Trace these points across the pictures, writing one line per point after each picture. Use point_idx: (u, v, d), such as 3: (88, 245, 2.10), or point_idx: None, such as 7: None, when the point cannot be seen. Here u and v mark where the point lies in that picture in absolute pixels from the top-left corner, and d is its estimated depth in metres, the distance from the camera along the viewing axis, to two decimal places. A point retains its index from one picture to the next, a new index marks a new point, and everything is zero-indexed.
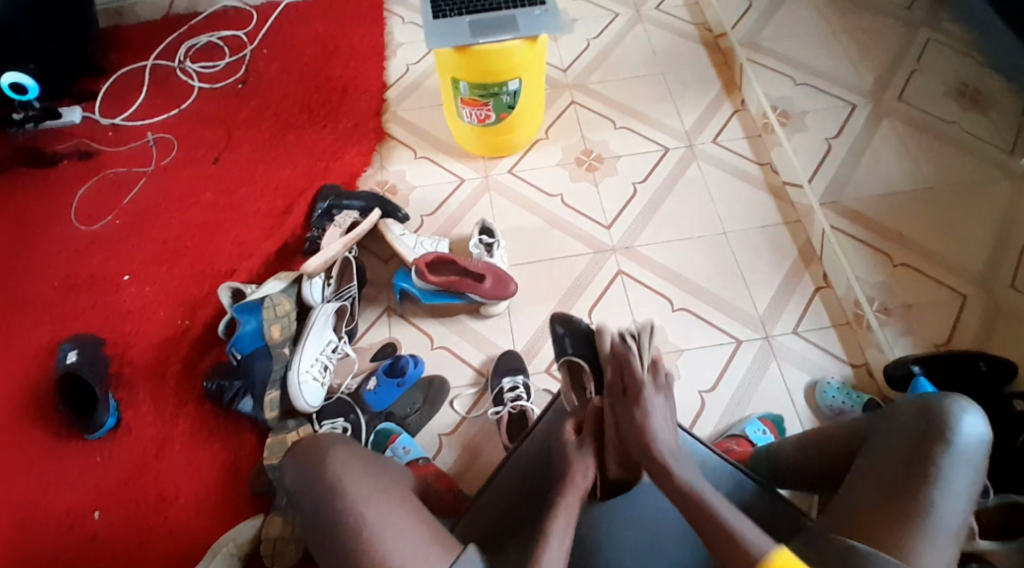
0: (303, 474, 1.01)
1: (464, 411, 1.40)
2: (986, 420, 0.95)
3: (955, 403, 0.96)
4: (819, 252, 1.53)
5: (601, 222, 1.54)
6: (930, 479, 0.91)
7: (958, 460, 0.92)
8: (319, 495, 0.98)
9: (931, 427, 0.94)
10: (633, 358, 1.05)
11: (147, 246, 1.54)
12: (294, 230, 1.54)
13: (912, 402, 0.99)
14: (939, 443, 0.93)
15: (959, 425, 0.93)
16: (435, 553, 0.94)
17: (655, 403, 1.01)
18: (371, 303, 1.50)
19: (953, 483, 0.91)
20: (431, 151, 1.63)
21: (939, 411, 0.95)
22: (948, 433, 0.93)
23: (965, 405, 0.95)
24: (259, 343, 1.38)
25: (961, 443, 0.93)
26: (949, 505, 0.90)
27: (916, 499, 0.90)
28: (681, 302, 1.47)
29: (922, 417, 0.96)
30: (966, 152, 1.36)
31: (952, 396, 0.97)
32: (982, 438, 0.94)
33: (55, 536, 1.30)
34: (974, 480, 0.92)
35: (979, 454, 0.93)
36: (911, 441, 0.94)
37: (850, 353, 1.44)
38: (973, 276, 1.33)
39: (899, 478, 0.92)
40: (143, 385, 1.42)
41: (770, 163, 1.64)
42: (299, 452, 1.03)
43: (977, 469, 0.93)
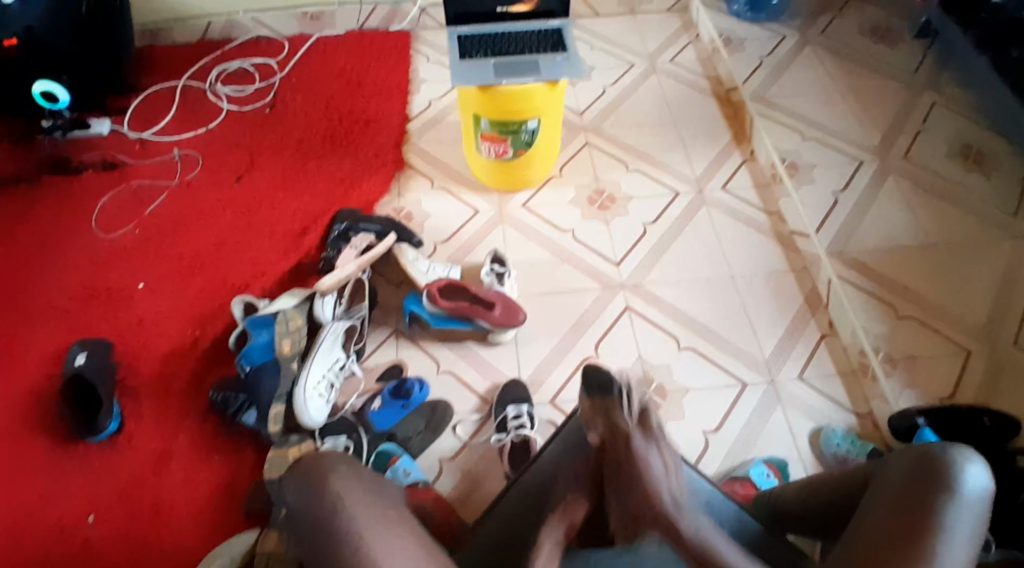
0: (303, 488, 1.01)
1: (466, 438, 1.39)
2: (989, 471, 0.96)
3: (960, 453, 0.96)
4: (825, 299, 1.53)
5: (610, 259, 1.57)
6: (935, 525, 0.90)
7: (963, 508, 0.91)
8: (319, 514, 0.98)
9: (935, 475, 0.94)
10: (622, 413, 0.90)
11: (164, 258, 1.57)
12: (310, 250, 1.56)
13: (915, 452, 0.99)
14: (943, 490, 0.92)
15: (964, 475, 0.93)
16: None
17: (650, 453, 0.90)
18: (379, 325, 1.52)
19: (956, 530, 0.90)
20: (447, 183, 1.67)
21: (943, 460, 0.95)
22: (952, 482, 0.93)
23: (969, 455, 0.96)
24: (268, 357, 1.40)
25: (966, 494, 0.93)
26: (952, 554, 0.88)
27: (918, 543, 0.89)
28: (688, 341, 1.48)
29: (926, 466, 0.96)
30: (956, 205, 1.48)
31: (956, 448, 0.98)
32: (985, 489, 0.93)
33: (47, 538, 1.29)
34: (977, 530, 0.91)
35: (982, 504, 0.93)
36: (911, 488, 0.94)
37: (856, 402, 1.43)
38: (975, 330, 1.39)
39: (900, 521, 0.92)
40: (147, 393, 1.42)
41: (778, 212, 1.65)
42: (298, 470, 1.04)
43: (981, 520, 0.92)
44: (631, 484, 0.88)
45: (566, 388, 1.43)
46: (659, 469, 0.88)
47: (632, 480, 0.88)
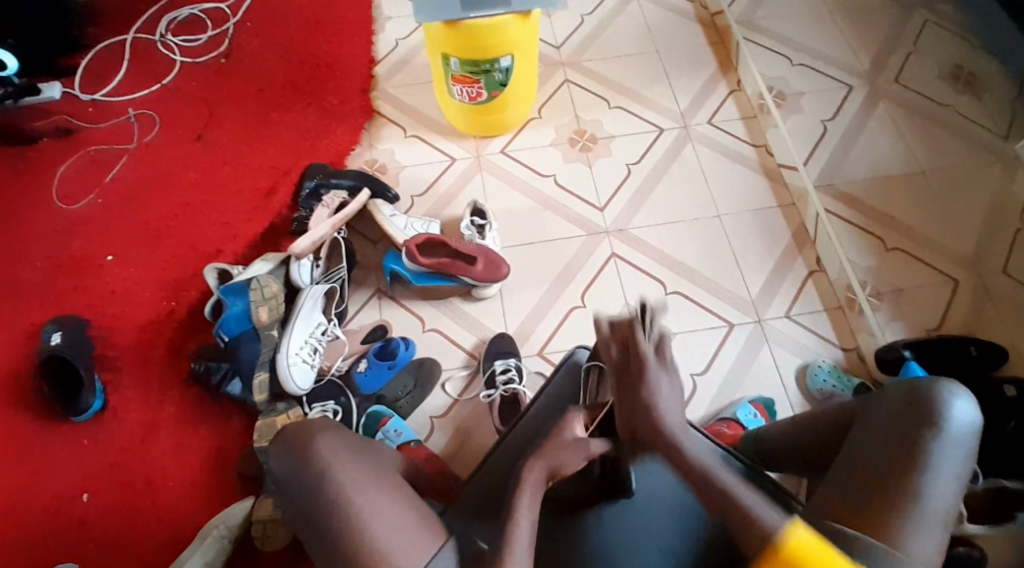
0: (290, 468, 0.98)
1: (455, 394, 1.39)
2: (977, 405, 0.96)
3: (946, 387, 0.96)
4: (812, 234, 1.50)
5: (594, 204, 1.53)
6: (920, 464, 0.91)
7: (947, 445, 0.92)
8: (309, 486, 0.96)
9: (921, 412, 0.94)
10: (640, 336, 0.94)
11: (130, 226, 1.51)
12: (281, 210, 1.51)
13: (902, 386, 0.99)
14: (928, 428, 0.93)
15: (949, 410, 0.94)
16: (421, 545, 0.92)
17: (661, 382, 0.93)
18: (360, 285, 1.49)
19: (941, 467, 0.91)
20: (421, 131, 1.60)
21: (930, 395, 0.95)
22: (938, 418, 0.93)
23: (954, 389, 0.96)
24: (245, 326, 1.38)
25: (952, 428, 0.93)
26: (937, 488, 0.90)
27: (903, 481, 0.90)
28: (674, 285, 1.46)
29: (911, 400, 0.96)
30: (950, 132, 1.49)
31: (943, 381, 0.98)
32: (973, 422, 0.94)
33: (43, 517, 1.30)
34: (963, 464, 0.92)
35: (970, 440, 0.93)
36: (899, 423, 0.95)
37: (842, 337, 1.42)
38: (964, 261, 1.41)
39: (888, 458, 0.92)
40: (127, 368, 1.41)
41: (765, 144, 1.59)
42: (284, 433, 1.01)
43: (966, 454, 0.93)
44: (639, 410, 0.92)
45: (553, 338, 1.41)
46: (663, 392, 0.93)
47: (636, 394, 0.93)
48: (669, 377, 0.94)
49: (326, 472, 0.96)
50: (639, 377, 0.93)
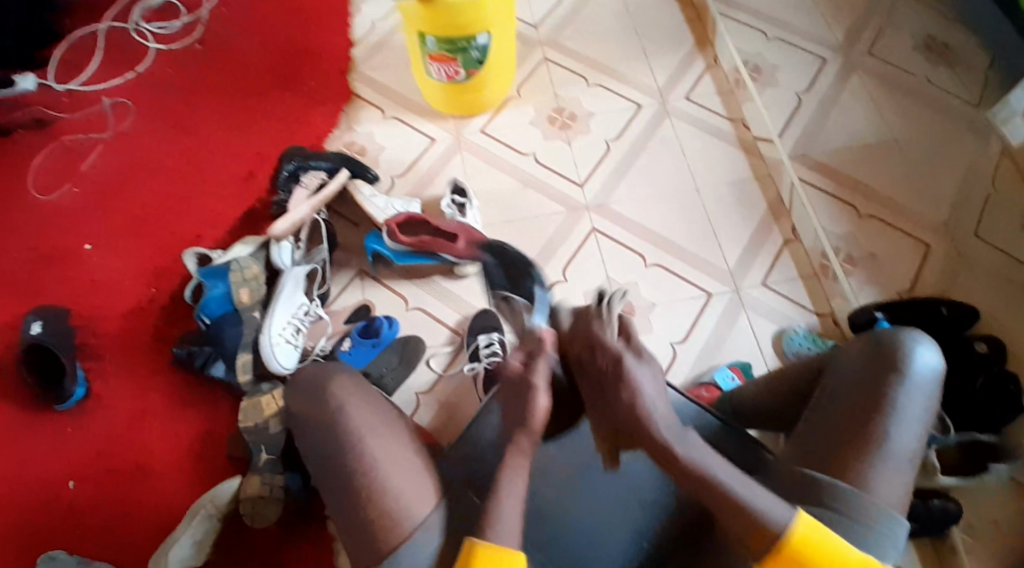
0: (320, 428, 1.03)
1: (440, 370, 1.41)
2: (940, 351, 1.00)
3: (908, 335, 1.00)
4: (788, 205, 1.51)
5: (574, 181, 1.54)
6: (885, 408, 0.95)
7: (912, 389, 0.96)
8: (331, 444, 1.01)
9: (886, 359, 0.99)
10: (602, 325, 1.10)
11: (108, 215, 1.50)
12: (260, 194, 1.52)
13: (867, 336, 1.03)
14: (893, 373, 0.97)
15: (913, 356, 0.98)
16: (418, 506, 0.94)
17: (641, 379, 1.04)
18: (341, 268, 1.49)
19: (905, 410, 0.95)
20: (399, 111, 1.61)
21: (893, 343, 0.99)
22: (902, 364, 0.98)
23: (917, 337, 1.00)
24: (226, 308, 1.40)
25: (916, 373, 0.97)
26: (903, 430, 0.94)
27: (871, 425, 0.95)
28: (654, 257, 1.47)
29: (876, 349, 1.00)
30: (922, 100, 1.56)
31: (905, 331, 1.02)
32: (936, 368, 0.98)
33: (32, 504, 1.30)
34: (928, 406, 0.97)
35: (934, 384, 0.98)
36: (865, 371, 0.99)
37: (817, 303, 1.44)
38: (936, 226, 1.46)
39: (855, 405, 0.97)
40: (111, 355, 1.41)
41: (742, 118, 1.60)
42: (299, 383, 1.08)
43: (931, 396, 0.97)
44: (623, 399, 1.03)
45: None
46: (645, 382, 1.04)
47: (616, 392, 1.04)
48: (648, 376, 1.05)
49: None
50: (619, 377, 1.04)
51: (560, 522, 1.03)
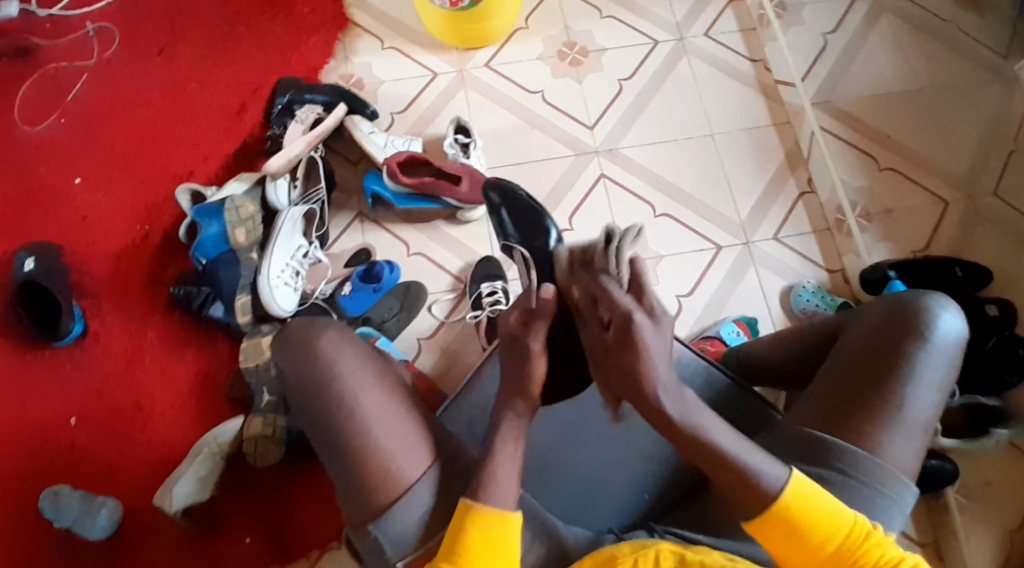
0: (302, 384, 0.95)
1: (442, 316, 1.39)
2: (964, 316, 0.97)
3: (934, 300, 0.97)
4: (806, 155, 1.47)
5: (584, 123, 1.48)
6: (904, 373, 0.92)
7: (933, 356, 0.93)
8: (309, 403, 0.94)
9: (909, 323, 0.95)
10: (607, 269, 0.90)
11: (98, 148, 1.47)
12: (252, 129, 1.48)
13: (890, 299, 0.99)
14: (916, 338, 0.94)
15: (937, 323, 0.94)
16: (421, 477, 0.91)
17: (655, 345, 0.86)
18: (340, 209, 1.45)
19: (925, 376, 0.92)
20: (400, 43, 1.54)
21: (918, 308, 0.96)
22: (926, 329, 0.94)
23: (943, 303, 0.97)
24: (222, 249, 1.35)
25: (939, 339, 0.94)
26: (919, 396, 0.92)
27: (888, 389, 0.92)
28: (663, 207, 1.43)
29: (899, 312, 0.96)
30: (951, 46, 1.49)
31: (929, 294, 0.98)
32: (959, 334, 0.95)
33: (32, 441, 1.31)
34: (947, 374, 0.94)
35: (955, 351, 0.95)
36: (885, 333, 0.95)
37: (828, 259, 1.41)
38: (955, 182, 1.41)
39: (873, 368, 0.93)
40: (107, 293, 1.39)
41: (764, 60, 1.53)
42: (286, 334, 0.98)
43: (951, 364, 0.94)
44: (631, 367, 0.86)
45: (543, 258, 1.39)
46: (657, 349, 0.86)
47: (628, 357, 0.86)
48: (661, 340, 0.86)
49: (321, 394, 0.94)
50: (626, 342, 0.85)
51: (560, 480, 1.05)
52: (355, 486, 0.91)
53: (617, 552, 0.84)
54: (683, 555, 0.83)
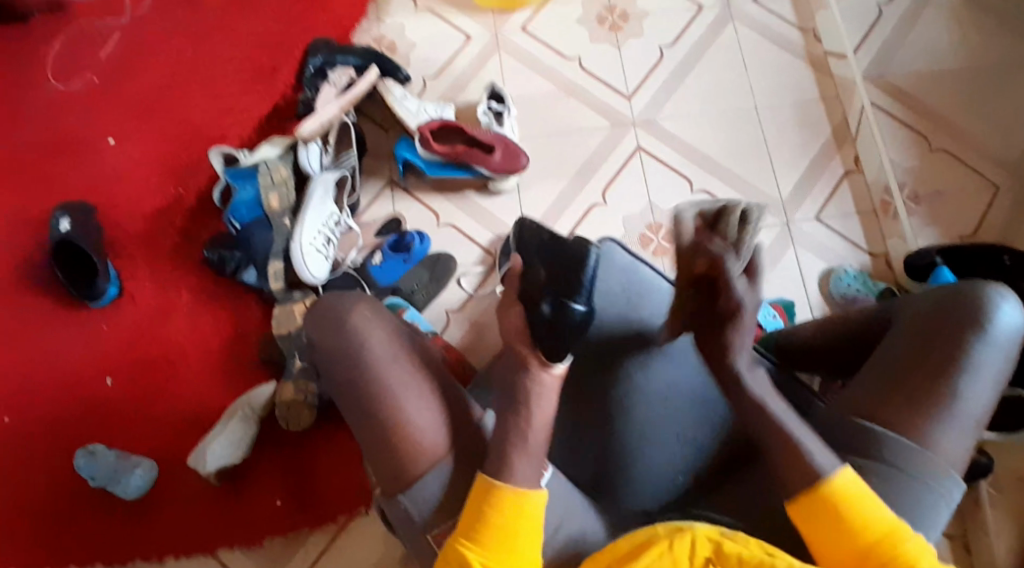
0: (335, 370, 0.93)
1: (471, 290, 1.38)
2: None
3: (994, 289, 0.92)
4: (854, 131, 1.41)
5: (621, 92, 1.44)
6: (959, 363, 0.88)
7: (991, 346, 0.89)
8: (339, 390, 0.93)
9: (966, 311, 0.90)
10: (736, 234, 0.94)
11: (130, 107, 1.46)
12: (285, 92, 1.47)
13: (947, 287, 0.94)
14: (973, 328, 0.89)
15: (997, 313, 0.90)
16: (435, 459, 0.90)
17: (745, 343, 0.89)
18: (372, 175, 1.44)
19: (981, 368, 0.88)
20: (434, 3, 1.52)
21: (977, 295, 0.91)
22: (984, 318, 0.89)
23: (1003, 292, 0.92)
24: (257, 213, 1.36)
25: (998, 330, 0.89)
26: (975, 388, 0.87)
27: (941, 377, 0.88)
28: (702, 182, 1.39)
29: (956, 300, 0.92)
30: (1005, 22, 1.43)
31: (989, 282, 0.93)
32: (1019, 326, 0.90)
33: (69, 398, 1.34)
34: (1004, 367, 0.89)
35: (1015, 342, 0.90)
36: (942, 319, 0.91)
37: (871, 242, 1.37)
38: (1007, 165, 1.36)
39: (927, 356, 0.89)
40: (140, 253, 1.40)
41: (814, 27, 1.48)
42: (316, 310, 0.97)
43: (1010, 358, 0.89)
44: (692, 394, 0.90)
45: (575, 231, 1.37)
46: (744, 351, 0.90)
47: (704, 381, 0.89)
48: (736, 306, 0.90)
49: (357, 382, 0.91)
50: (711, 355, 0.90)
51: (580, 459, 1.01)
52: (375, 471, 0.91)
53: (654, 531, 0.81)
54: (720, 543, 0.79)
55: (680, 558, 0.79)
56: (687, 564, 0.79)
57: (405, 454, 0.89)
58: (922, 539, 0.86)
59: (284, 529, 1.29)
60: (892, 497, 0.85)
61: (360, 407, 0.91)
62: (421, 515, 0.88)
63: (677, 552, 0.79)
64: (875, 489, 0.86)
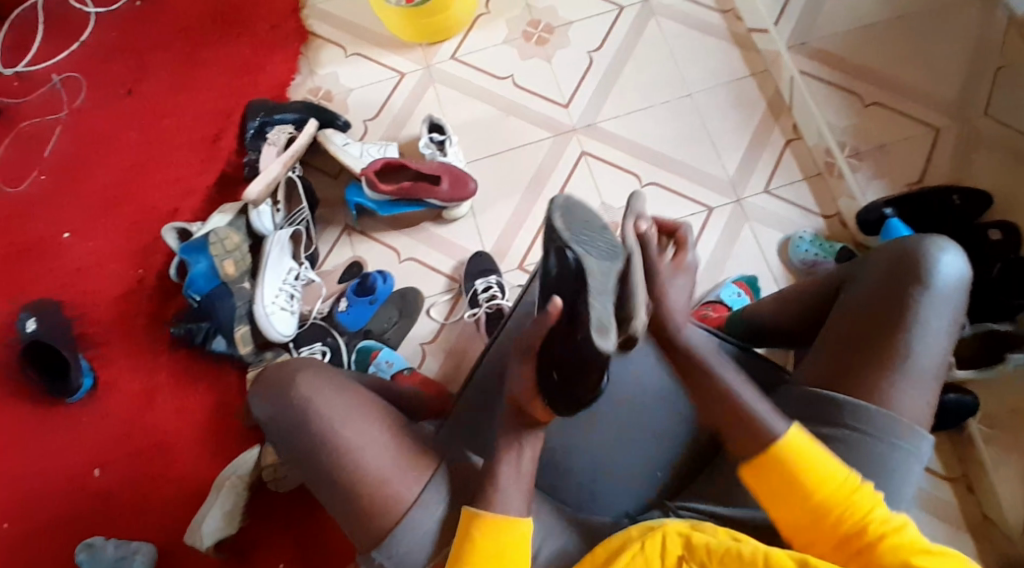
0: (299, 422, 0.95)
1: (442, 318, 1.38)
2: (966, 257, 0.92)
3: (933, 243, 0.92)
4: (789, 101, 1.44)
5: (558, 101, 1.46)
6: (908, 322, 0.89)
7: (936, 301, 0.90)
8: (308, 441, 0.94)
9: (906, 270, 0.91)
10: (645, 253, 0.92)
11: (80, 198, 1.47)
12: (229, 157, 1.48)
13: (888, 247, 0.95)
14: (915, 287, 0.90)
15: (937, 266, 0.90)
16: (408, 482, 0.91)
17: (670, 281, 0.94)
18: (328, 225, 1.45)
19: (931, 321, 0.89)
20: (362, 47, 1.54)
21: (916, 252, 0.92)
22: (925, 275, 0.90)
23: (942, 244, 0.92)
24: (214, 282, 1.35)
25: (940, 283, 0.90)
26: (926, 344, 0.89)
27: (892, 342, 0.89)
28: (650, 176, 1.41)
29: (897, 261, 0.93)
30: None
31: (933, 237, 0.94)
32: (961, 275, 0.91)
33: (61, 495, 1.33)
34: (954, 316, 0.90)
35: (959, 292, 0.91)
36: (885, 283, 0.92)
37: (823, 205, 1.38)
38: (947, 107, 1.36)
39: (878, 321, 0.91)
40: (111, 340, 1.40)
41: (734, 9, 1.51)
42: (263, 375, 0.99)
43: (957, 307, 0.91)
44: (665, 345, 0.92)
45: (531, 251, 1.39)
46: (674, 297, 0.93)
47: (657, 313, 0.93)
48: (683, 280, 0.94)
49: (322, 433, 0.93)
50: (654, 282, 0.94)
51: (564, 463, 1.02)
52: (360, 513, 0.91)
53: (629, 533, 0.83)
54: (689, 536, 0.81)
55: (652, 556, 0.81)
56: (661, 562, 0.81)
57: (385, 491, 0.91)
58: (898, 497, 0.88)
59: None
60: (864, 464, 0.87)
61: (331, 453, 0.93)
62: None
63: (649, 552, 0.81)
64: (846, 457, 0.87)
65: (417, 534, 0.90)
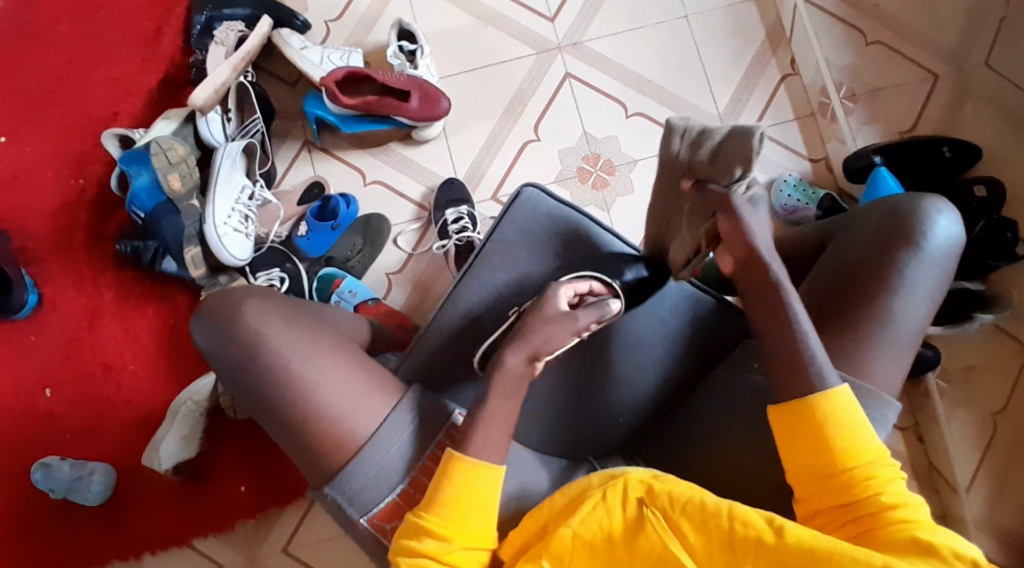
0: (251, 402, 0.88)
1: (410, 248, 1.32)
2: (961, 221, 0.89)
3: (931, 204, 0.89)
4: (788, 32, 1.34)
5: (542, 14, 1.34)
6: (893, 284, 0.87)
7: (922, 262, 0.87)
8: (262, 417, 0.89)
9: (900, 229, 0.88)
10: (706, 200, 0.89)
11: (9, 95, 1.32)
12: (174, 57, 1.34)
13: (887, 202, 0.92)
14: (904, 248, 0.87)
15: (930, 228, 0.88)
16: None
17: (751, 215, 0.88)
18: (286, 137, 1.34)
19: (915, 285, 0.87)
20: None
21: (914, 210, 0.89)
22: (919, 236, 0.88)
23: (940, 206, 0.89)
24: (158, 199, 1.23)
25: (931, 245, 0.88)
26: (907, 310, 0.87)
27: (875, 305, 0.87)
28: (635, 105, 1.32)
29: (894, 218, 0.89)
30: None
31: (929, 196, 0.91)
32: (954, 239, 0.88)
33: (10, 415, 1.28)
34: (938, 282, 0.88)
35: (949, 256, 0.88)
36: (880, 239, 0.89)
37: (810, 147, 1.32)
38: (947, 54, 1.29)
39: (863, 279, 0.88)
40: (53, 255, 1.31)
41: None
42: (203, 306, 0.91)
43: (944, 271, 0.88)
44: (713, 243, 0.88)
45: (505, 181, 1.31)
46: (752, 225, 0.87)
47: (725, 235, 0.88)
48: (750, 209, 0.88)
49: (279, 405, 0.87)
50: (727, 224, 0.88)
51: None
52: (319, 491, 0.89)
53: (585, 485, 0.80)
54: (651, 484, 0.79)
55: (614, 506, 0.78)
56: (621, 513, 0.78)
57: None
58: None
59: (253, 511, 1.29)
60: None
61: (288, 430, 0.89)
62: (358, 508, 0.85)
63: (609, 502, 0.78)
64: None
65: (376, 486, 0.85)
